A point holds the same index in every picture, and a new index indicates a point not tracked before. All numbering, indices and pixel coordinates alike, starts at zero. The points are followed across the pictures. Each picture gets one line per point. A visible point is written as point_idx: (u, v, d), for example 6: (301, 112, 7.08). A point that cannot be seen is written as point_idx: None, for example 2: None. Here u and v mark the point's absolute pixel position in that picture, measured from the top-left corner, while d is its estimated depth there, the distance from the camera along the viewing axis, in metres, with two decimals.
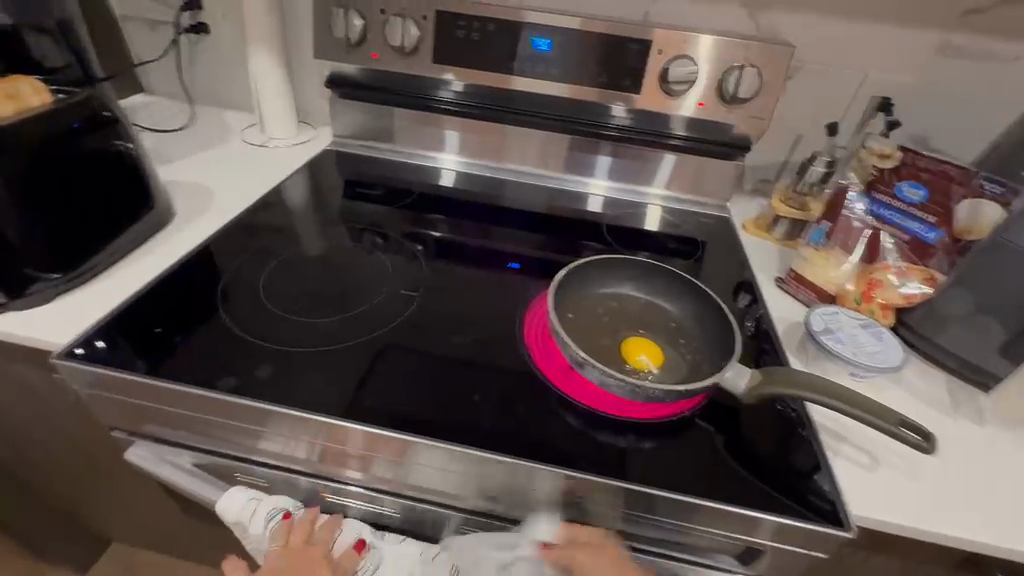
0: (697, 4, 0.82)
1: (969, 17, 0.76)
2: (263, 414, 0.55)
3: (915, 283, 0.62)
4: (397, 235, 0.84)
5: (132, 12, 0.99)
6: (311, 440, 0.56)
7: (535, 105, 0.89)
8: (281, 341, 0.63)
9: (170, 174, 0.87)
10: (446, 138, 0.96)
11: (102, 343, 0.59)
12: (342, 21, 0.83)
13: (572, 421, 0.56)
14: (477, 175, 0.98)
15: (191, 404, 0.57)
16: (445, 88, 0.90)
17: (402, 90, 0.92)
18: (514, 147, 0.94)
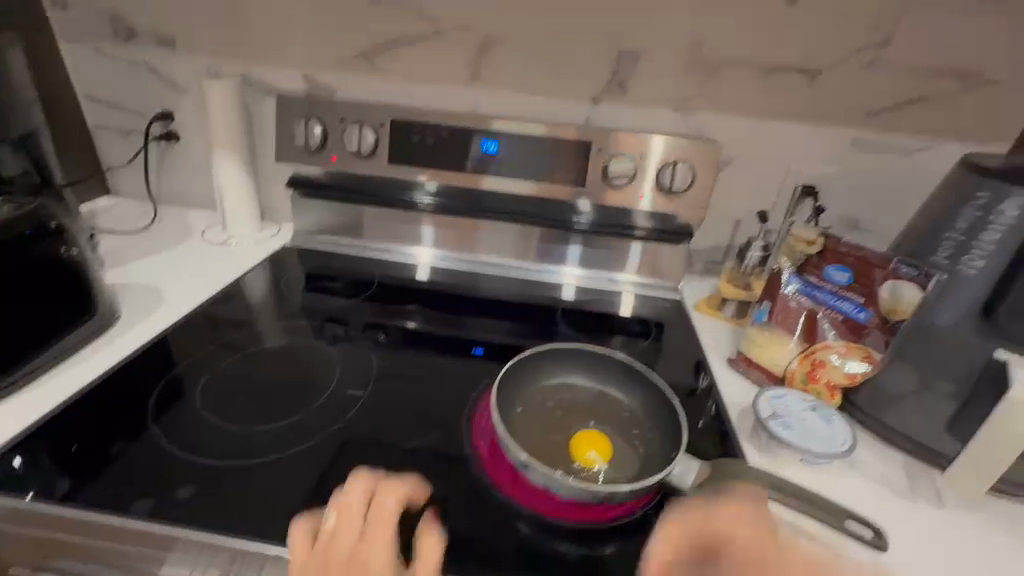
0: (632, 108, 0.90)
1: (871, 117, 0.85)
2: (186, 543, 0.51)
3: (854, 362, 0.62)
4: (356, 327, 0.84)
5: (104, 123, 1.04)
6: (234, 566, 0.51)
7: (508, 206, 0.92)
8: (215, 454, 0.60)
9: (122, 276, 0.87)
10: (422, 233, 0.98)
11: (14, 464, 0.56)
12: (305, 129, 0.89)
13: (521, 527, 0.53)
14: (454, 269, 0.99)
15: (103, 532, 0.52)
16: (422, 192, 0.94)
17: (378, 196, 0.95)
18: (489, 240, 0.96)
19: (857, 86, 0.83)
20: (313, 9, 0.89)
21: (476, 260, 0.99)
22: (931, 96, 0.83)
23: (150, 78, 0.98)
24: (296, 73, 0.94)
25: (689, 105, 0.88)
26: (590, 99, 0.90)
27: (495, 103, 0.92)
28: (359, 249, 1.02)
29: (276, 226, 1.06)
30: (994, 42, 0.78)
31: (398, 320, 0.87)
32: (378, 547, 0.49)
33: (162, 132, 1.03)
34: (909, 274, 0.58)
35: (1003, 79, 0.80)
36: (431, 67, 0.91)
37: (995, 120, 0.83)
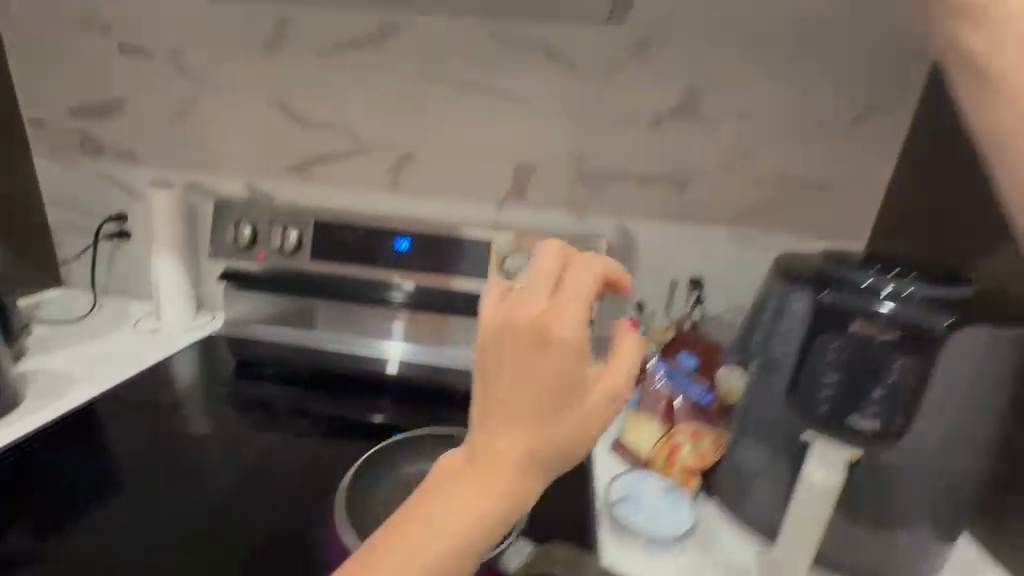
0: (534, 211, 1.00)
1: (740, 219, 0.96)
2: None
3: (705, 445, 0.66)
4: (284, 413, 0.90)
5: (64, 223, 1.14)
6: None
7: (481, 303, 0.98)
8: (88, 539, 0.66)
9: (42, 362, 0.93)
10: (393, 328, 1.01)
11: None
12: (237, 230, 1.01)
13: None
14: (423, 362, 1.01)
15: None
16: (395, 291, 0.99)
17: (356, 293, 1.00)
18: (461, 334, 1.00)
19: (722, 195, 0.95)
20: (256, 129, 1.02)
21: (446, 354, 1.01)
22: (787, 202, 0.95)
23: (110, 185, 1.10)
24: (238, 181, 1.06)
25: (582, 209, 0.99)
26: (496, 203, 1.01)
27: (413, 206, 1.03)
28: (283, 338, 1.06)
29: (211, 314, 1.12)
30: (829, 160, 0.92)
31: (314, 406, 0.92)
32: (564, 347, 0.38)
33: (117, 230, 1.12)
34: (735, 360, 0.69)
35: (844, 189, 0.93)
36: (356, 176, 1.02)
37: (845, 223, 0.95)
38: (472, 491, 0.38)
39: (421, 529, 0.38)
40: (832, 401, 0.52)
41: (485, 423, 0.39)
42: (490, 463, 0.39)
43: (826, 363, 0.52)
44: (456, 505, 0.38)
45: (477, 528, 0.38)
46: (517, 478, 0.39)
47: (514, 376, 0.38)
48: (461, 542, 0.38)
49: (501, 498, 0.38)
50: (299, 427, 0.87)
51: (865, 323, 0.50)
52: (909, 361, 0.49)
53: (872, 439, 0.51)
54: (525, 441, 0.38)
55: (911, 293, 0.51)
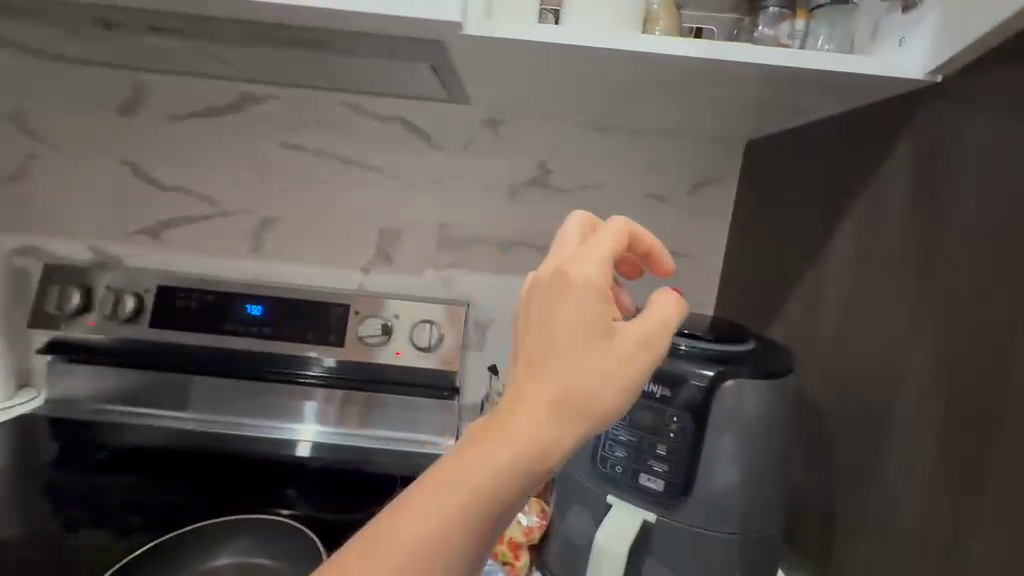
0: (401, 274, 1.00)
1: None
2: None
3: (531, 515, 0.63)
4: (111, 504, 0.77)
5: None
6: None
7: (402, 375, 0.95)
8: None
9: None
10: (306, 408, 0.95)
11: None
12: (61, 295, 0.93)
13: None
14: (339, 445, 0.94)
15: None
16: (315, 364, 0.94)
17: (272, 366, 0.94)
18: (382, 414, 0.95)
19: None
20: (107, 194, 0.99)
21: (364, 436, 0.95)
22: None
23: None
24: (82, 245, 0.99)
25: (447, 272, 1.00)
26: (361, 268, 1.00)
27: (274, 270, 1.00)
28: (127, 419, 0.96)
29: (37, 392, 0.99)
30: (672, 229, 0.99)
31: (128, 494, 0.79)
32: (591, 293, 0.34)
33: None
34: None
35: (689, 252, 1.00)
36: (215, 240, 1.00)
37: (694, 283, 1.01)
38: (492, 452, 0.32)
39: (439, 501, 0.31)
40: (624, 459, 0.52)
41: (510, 379, 0.34)
42: (520, 420, 0.32)
43: (618, 421, 0.52)
44: (476, 471, 0.31)
45: (496, 496, 0.31)
46: (546, 437, 0.32)
47: (544, 323, 0.34)
48: (477, 514, 0.31)
49: (532, 461, 0.32)
50: (124, 520, 0.74)
51: (645, 378, 0.52)
52: (687, 415, 0.50)
53: (661, 499, 0.51)
54: (557, 396, 0.32)
55: (687, 349, 0.53)
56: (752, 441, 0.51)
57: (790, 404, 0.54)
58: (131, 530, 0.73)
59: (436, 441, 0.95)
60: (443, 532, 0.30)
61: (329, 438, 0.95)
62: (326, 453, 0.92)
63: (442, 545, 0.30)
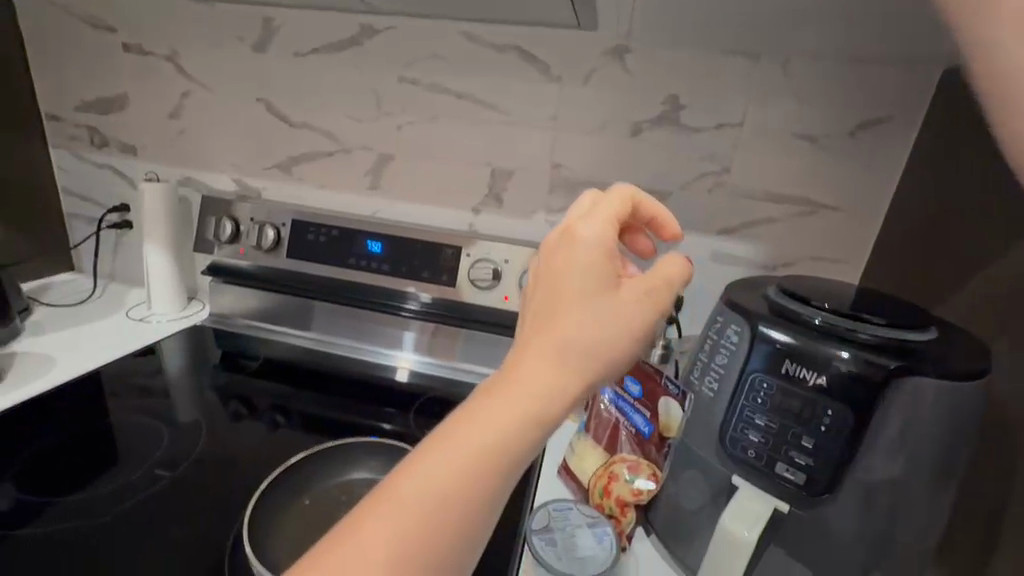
0: (510, 217, 0.99)
1: (725, 233, 0.91)
2: None
3: (643, 479, 0.62)
4: (263, 407, 0.90)
5: (76, 211, 1.20)
6: None
7: (500, 316, 0.96)
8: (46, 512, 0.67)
9: (31, 343, 0.96)
10: (404, 336, 1.01)
11: None
12: (216, 225, 1.04)
13: None
14: (437, 374, 1.00)
15: None
16: (413, 299, 0.98)
17: (376, 298, 1.00)
18: (479, 352, 0.98)
19: (706, 209, 0.91)
20: (247, 129, 1.06)
21: (462, 370, 1.00)
22: (777, 218, 0.88)
23: (114, 178, 1.15)
24: (229, 178, 1.10)
25: (558, 217, 0.97)
26: (472, 209, 1.00)
27: (391, 208, 1.03)
28: (271, 334, 1.09)
29: (201, 306, 1.16)
30: (822, 176, 0.85)
31: (274, 396, 0.93)
32: (594, 249, 0.36)
33: (119, 220, 1.17)
34: (676, 393, 0.58)
35: (843, 206, 0.86)
36: (339, 177, 1.04)
37: (841, 241, 0.88)
38: (506, 397, 0.33)
39: (459, 439, 0.33)
40: (759, 445, 0.48)
41: (522, 332, 0.36)
42: (529, 363, 0.34)
43: (753, 404, 0.48)
44: (494, 410, 0.33)
45: (513, 436, 0.33)
46: (555, 379, 0.34)
47: (547, 282, 0.36)
48: (492, 455, 0.32)
49: (544, 403, 0.34)
50: (274, 421, 0.86)
51: (797, 364, 0.46)
52: (849, 412, 0.44)
53: (800, 493, 0.47)
54: (562, 342, 0.34)
55: (843, 333, 0.46)
56: (919, 447, 0.45)
57: (978, 412, 0.46)
58: (278, 426, 0.85)
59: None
60: (466, 468, 0.32)
61: (426, 367, 1.01)
62: (439, 384, 0.98)
63: (466, 480, 0.32)
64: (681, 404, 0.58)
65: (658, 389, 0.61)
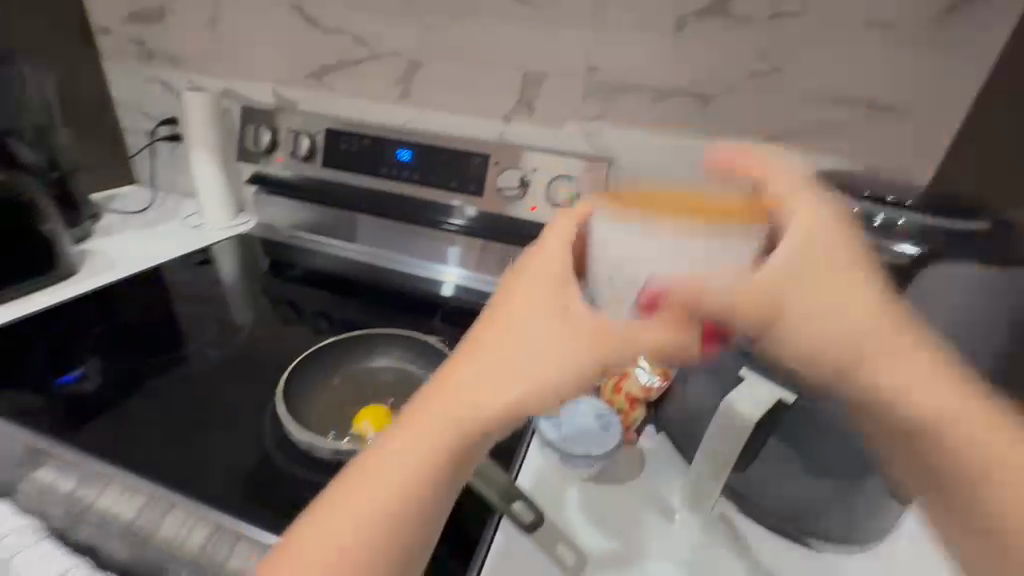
0: (539, 126, 0.95)
1: (772, 141, 0.84)
2: (34, 451, 0.65)
3: (652, 376, 0.63)
4: (309, 312, 0.95)
5: (131, 125, 1.26)
6: (64, 475, 0.64)
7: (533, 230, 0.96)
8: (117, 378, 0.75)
9: (102, 244, 1.05)
10: (449, 253, 1.03)
11: None
12: (254, 134, 1.07)
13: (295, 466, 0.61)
14: (475, 287, 1.03)
15: None
16: (458, 213, 0.98)
17: (418, 213, 1.00)
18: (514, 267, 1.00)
19: (754, 114, 0.83)
20: (280, 35, 1.05)
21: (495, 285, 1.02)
22: (832, 122, 0.80)
23: (163, 91, 1.20)
24: (266, 89, 1.11)
25: (592, 125, 0.92)
26: (502, 117, 0.97)
27: (422, 118, 1.02)
28: (316, 245, 1.15)
29: (247, 218, 1.23)
30: (891, 72, 0.76)
31: (320, 306, 0.97)
32: (541, 286, 0.43)
33: (170, 133, 1.23)
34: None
35: (914, 107, 0.76)
36: (370, 85, 1.03)
37: (904, 148, 0.79)
38: (444, 410, 0.40)
39: (447, 400, 0.40)
40: None
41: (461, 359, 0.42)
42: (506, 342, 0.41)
43: None
44: (434, 418, 0.40)
45: (458, 440, 0.40)
46: (491, 400, 0.40)
47: (496, 319, 0.42)
48: (431, 457, 0.39)
49: (525, 381, 0.40)
50: (319, 325, 0.91)
51: None
52: None
53: (809, 383, 0.46)
54: (534, 330, 0.41)
55: None
56: None
57: None
58: (323, 332, 0.89)
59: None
60: (453, 425, 0.40)
61: (470, 282, 1.03)
62: (467, 294, 1.01)
63: (412, 477, 0.39)
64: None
65: None
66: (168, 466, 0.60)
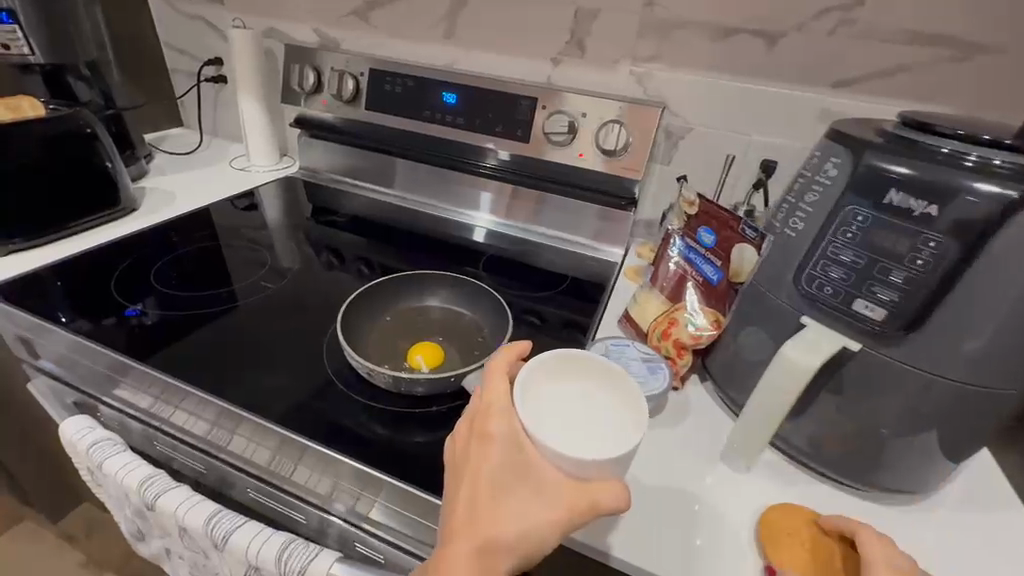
0: (591, 69, 0.92)
1: (843, 86, 0.79)
2: (115, 370, 0.69)
3: (703, 323, 0.61)
4: (350, 258, 0.96)
5: (177, 66, 1.27)
6: (144, 391, 0.69)
7: (580, 179, 0.94)
8: (186, 305, 0.79)
9: (158, 182, 1.08)
10: (482, 198, 1.03)
11: (58, 282, 0.78)
12: (299, 73, 1.04)
13: (357, 394, 0.64)
14: (508, 235, 1.02)
15: (66, 348, 0.72)
16: (491, 155, 0.98)
17: (463, 156, 1.01)
18: (548, 212, 0.98)
19: (823, 55, 0.78)
20: None
21: (529, 231, 1.01)
22: (912, 66, 0.74)
23: (206, 30, 1.19)
24: (308, 28, 1.09)
25: (646, 68, 0.88)
26: (551, 59, 0.93)
27: (468, 60, 0.99)
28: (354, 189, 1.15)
29: (291, 161, 1.24)
30: (986, 7, 0.69)
31: (360, 251, 0.98)
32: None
33: (214, 74, 1.23)
34: (753, 236, 0.55)
35: (1007, 48, 0.70)
36: (414, 23, 1.00)
37: (991, 95, 0.73)
38: (490, 527, 0.41)
39: (467, 542, 0.40)
40: (839, 282, 0.46)
41: (482, 465, 0.42)
42: (505, 476, 0.42)
43: (844, 238, 0.45)
44: (482, 535, 0.40)
45: (510, 552, 0.40)
46: (537, 512, 0.41)
47: (501, 421, 0.43)
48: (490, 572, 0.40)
49: (541, 518, 0.41)
50: (359, 270, 0.92)
51: (904, 194, 0.42)
52: (955, 244, 0.40)
53: (878, 330, 0.45)
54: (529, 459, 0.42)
55: (983, 162, 0.40)
56: None
57: None
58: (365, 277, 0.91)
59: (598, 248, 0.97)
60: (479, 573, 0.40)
61: (504, 230, 1.03)
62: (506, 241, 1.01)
63: None
64: (755, 248, 0.55)
65: (736, 238, 0.58)
66: (238, 389, 0.65)
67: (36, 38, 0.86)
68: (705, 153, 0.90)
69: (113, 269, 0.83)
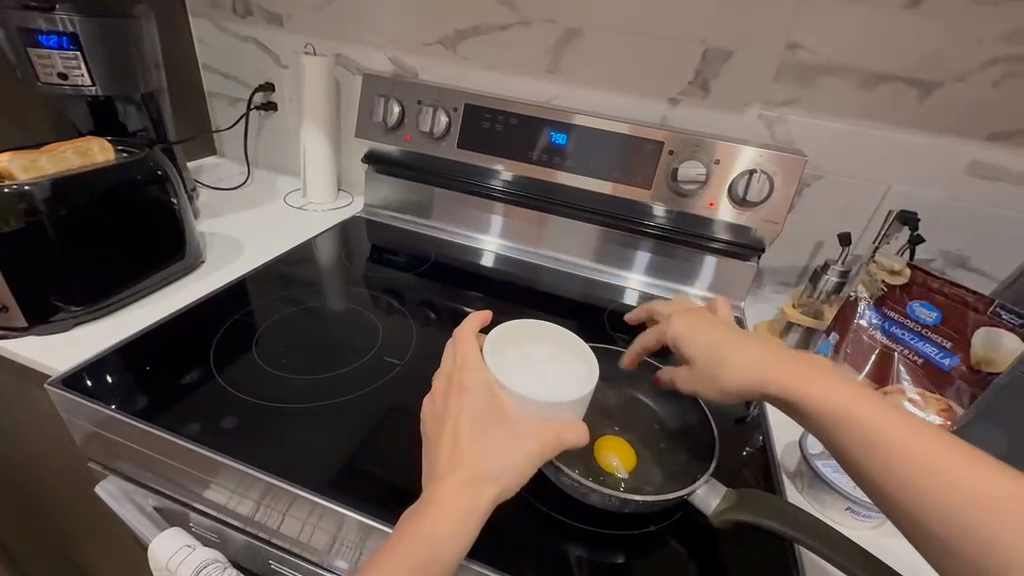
0: (713, 110, 0.85)
1: (998, 138, 0.74)
2: (214, 474, 0.57)
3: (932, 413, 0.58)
4: (413, 301, 0.86)
5: (218, 90, 1.14)
6: (251, 497, 0.56)
7: (699, 228, 0.88)
8: (293, 382, 0.67)
9: (212, 227, 0.95)
10: (493, 221, 0.99)
11: (148, 367, 0.65)
12: (382, 107, 0.95)
13: (536, 502, 0.54)
14: (516, 259, 0.99)
15: (147, 443, 0.59)
16: (497, 177, 0.95)
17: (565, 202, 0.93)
18: (557, 235, 0.96)
19: (982, 106, 0.73)
20: None
21: (540, 254, 0.99)
22: None
23: (259, 53, 1.07)
24: (384, 55, 0.99)
25: (778, 112, 0.82)
26: (669, 98, 0.86)
27: (571, 95, 0.91)
28: (388, 221, 1.06)
29: (350, 198, 1.13)
30: None
31: (453, 301, 0.87)
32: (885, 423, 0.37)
33: (264, 101, 1.11)
34: (1010, 322, 0.56)
35: None
36: (512, 54, 0.92)
37: None
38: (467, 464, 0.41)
39: (454, 476, 0.41)
40: None
41: (457, 413, 0.44)
42: (484, 422, 0.44)
43: None
44: (459, 473, 0.41)
45: (486, 486, 0.41)
46: (514, 452, 0.42)
47: (475, 373, 0.46)
48: (467, 505, 0.40)
49: (518, 453, 0.42)
50: (427, 316, 0.82)
51: None
52: None
53: None
54: (503, 403, 0.45)
55: None
56: None
57: None
58: (431, 323, 0.81)
59: (603, 270, 0.96)
60: (466, 503, 0.40)
61: (511, 254, 1.00)
62: (612, 292, 0.93)
63: (453, 530, 0.39)
64: (1018, 336, 0.55)
65: (983, 319, 0.57)
66: (384, 497, 0.53)
67: (92, 67, 0.73)
68: (839, 202, 0.84)
69: (209, 341, 0.71)
